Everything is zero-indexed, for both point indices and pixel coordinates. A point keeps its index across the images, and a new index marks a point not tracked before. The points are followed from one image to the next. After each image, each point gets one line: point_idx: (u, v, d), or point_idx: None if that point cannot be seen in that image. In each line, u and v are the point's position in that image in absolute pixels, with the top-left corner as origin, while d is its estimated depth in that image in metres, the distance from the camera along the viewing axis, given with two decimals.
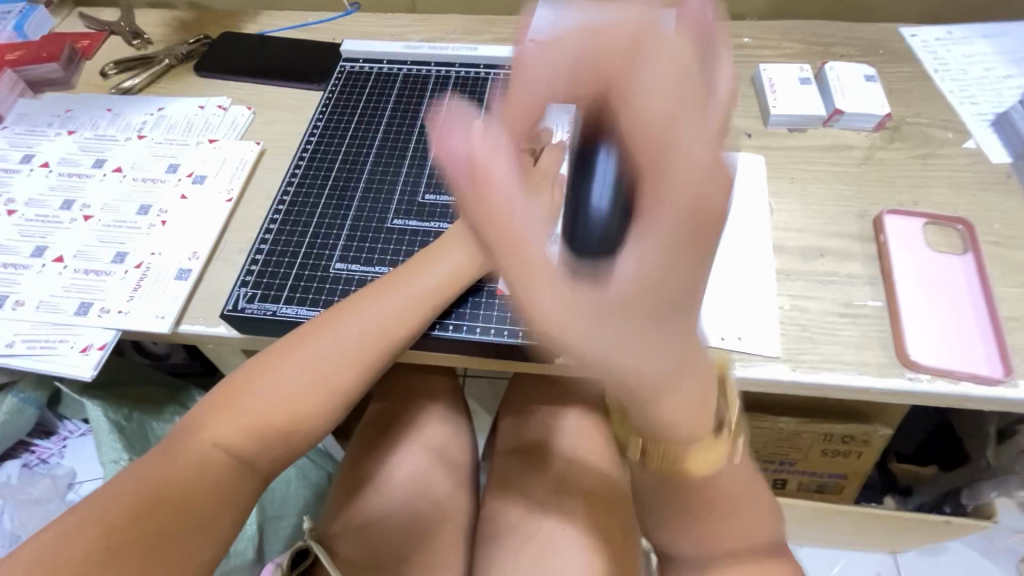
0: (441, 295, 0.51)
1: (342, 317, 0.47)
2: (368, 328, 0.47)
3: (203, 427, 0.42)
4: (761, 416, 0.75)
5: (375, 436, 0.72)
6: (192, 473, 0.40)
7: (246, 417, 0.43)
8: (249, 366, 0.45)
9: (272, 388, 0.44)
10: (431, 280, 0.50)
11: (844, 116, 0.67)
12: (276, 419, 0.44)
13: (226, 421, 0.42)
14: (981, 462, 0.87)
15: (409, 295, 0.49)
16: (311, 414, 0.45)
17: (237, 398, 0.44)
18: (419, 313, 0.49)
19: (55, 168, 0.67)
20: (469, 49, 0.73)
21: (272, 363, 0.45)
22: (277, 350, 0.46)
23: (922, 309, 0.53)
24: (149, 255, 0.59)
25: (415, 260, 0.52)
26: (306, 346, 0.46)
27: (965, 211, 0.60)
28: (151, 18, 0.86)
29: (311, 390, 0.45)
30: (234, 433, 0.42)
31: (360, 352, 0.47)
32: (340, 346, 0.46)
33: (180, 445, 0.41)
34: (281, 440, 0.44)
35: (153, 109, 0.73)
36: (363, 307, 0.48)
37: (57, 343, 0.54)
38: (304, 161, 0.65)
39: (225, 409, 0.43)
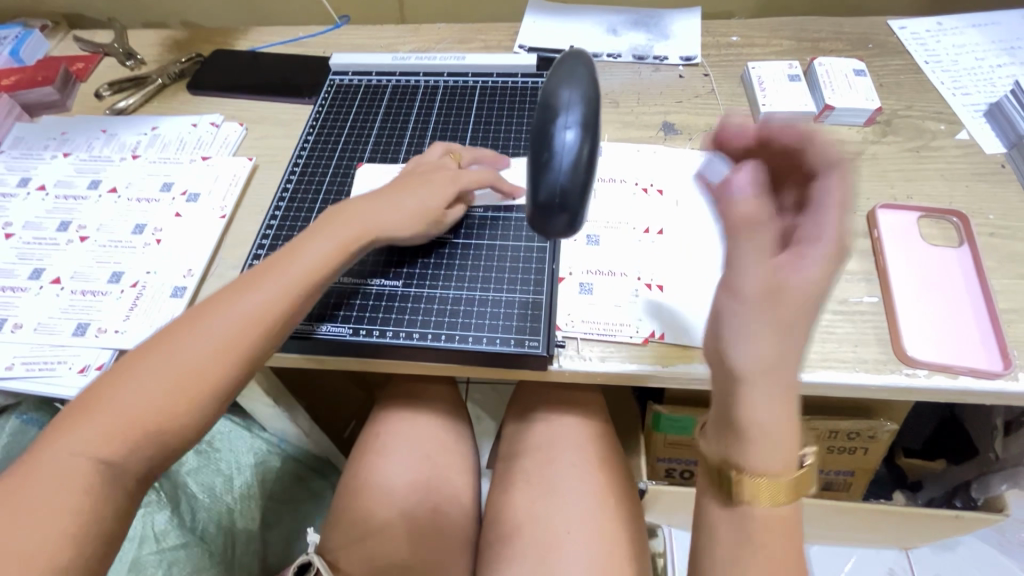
0: (318, 277, 0.49)
1: (212, 306, 0.45)
2: (240, 313, 0.45)
3: (59, 439, 0.38)
4: None
5: (374, 445, 0.71)
6: (58, 484, 0.37)
7: (109, 420, 0.39)
8: (109, 373, 0.41)
9: (135, 384, 0.40)
10: (304, 267, 0.48)
11: (835, 112, 0.66)
12: (141, 417, 0.39)
13: (88, 428, 0.38)
14: (990, 455, 0.84)
15: (281, 277, 0.47)
16: (181, 405, 0.41)
17: (95, 401, 0.39)
18: (292, 294, 0.47)
19: (52, 191, 0.67)
20: (457, 58, 0.73)
21: (132, 367, 0.41)
22: (135, 354, 0.42)
23: (918, 304, 0.53)
24: (145, 273, 0.60)
25: (290, 246, 0.50)
26: (170, 339, 0.43)
27: (959, 202, 0.60)
28: (145, 38, 0.87)
29: (176, 380, 0.41)
30: (101, 438, 0.38)
31: (231, 335, 0.44)
32: (210, 332, 0.43)
33: (35, 459, 0.37)
34: (153, 440, 0.40)
35: (147, 129, 0.74)
36: (233, 293, 0.46)
37: (56, 364, 0.54)
38: (295, 176, 0.65)
39: (84, 417, 0.39)
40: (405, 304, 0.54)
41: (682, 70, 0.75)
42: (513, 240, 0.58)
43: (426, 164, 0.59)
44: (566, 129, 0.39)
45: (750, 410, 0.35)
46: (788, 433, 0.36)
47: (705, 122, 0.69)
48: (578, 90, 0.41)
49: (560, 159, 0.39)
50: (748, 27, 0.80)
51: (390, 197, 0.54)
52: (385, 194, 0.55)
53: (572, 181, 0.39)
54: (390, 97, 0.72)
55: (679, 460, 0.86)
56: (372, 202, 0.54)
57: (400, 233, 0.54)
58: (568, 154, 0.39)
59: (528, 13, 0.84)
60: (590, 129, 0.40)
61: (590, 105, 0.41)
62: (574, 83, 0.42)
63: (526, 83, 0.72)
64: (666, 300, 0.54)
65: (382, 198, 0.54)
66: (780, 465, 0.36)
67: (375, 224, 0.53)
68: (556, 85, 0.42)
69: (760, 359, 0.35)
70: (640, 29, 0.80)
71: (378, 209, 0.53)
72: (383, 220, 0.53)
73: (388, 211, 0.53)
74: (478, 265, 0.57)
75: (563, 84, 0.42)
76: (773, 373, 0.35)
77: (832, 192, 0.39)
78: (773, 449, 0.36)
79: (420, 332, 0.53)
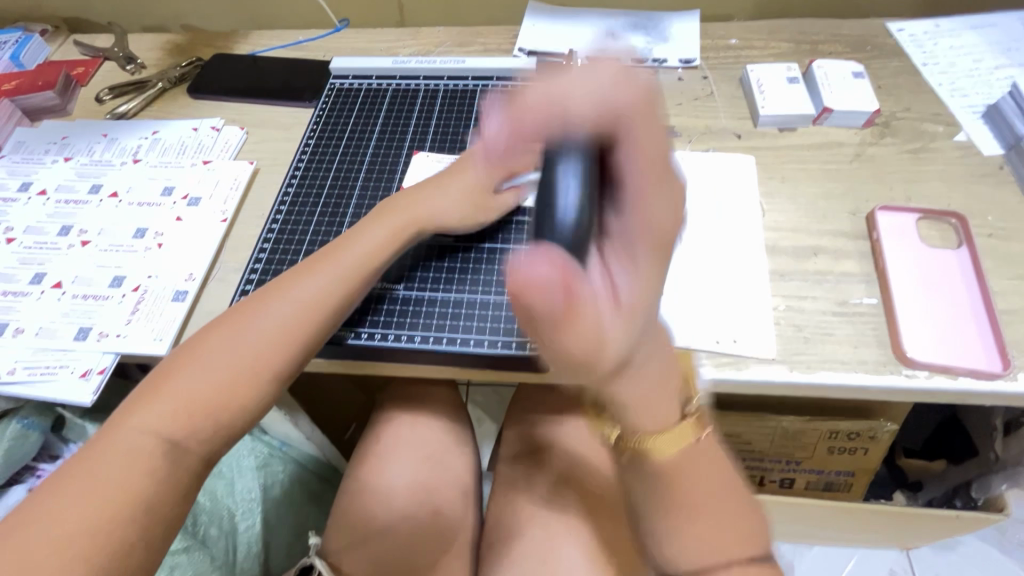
0: (368, 266, 0.52)
1: (274, 292, 0.48)
2: (300, 301, 0.48)
3: (128, 417, 0.41)
4: (763, 415, 0.75)
5: (376, 448, 0.71)
6: (126, 458, 0.39)
7: (175, 400, 0.42)
8: (175, 356, 0.44)
9: (202, 364, 0.44)
10: (359, 255, 0.51)
11: (833, 114, 0.67)
12: (205, 395, 0.43)
13: (156, 407, 0.41)
14: (989, 456, 0.85)
15: (334, 266, 0.50)
16: (241, 385, 0.44)
17: (164, 380, 0.43)
18: (344, 283, 0.50)
19: (53, 196, 0.67)
20: (457, 62, 0.73)
21: (198, 350, 0.44)
22: (202, 337, 0.46)
23: (917, 305, 0.53)
24: (146, 277, 0.60)
25: (343, 237, 0.53)
26: (231, 324, 0.46)
27: (958, 204, 0.60)
28: (145, 42, 0.88)
29: (239, 361, 0.44)
30: (168, 416, 0.41)
31: (289, 321, 0.47)
32: (272, 319, 0.46)
33: (107, 434, 0.40)
34: (213, 419, 0.43)
35: (147, 133, 0.74)
36: (290, 281, 0.49)
37: (58, 368, 0.54)
38: (296, 180, 0.65)
39: (153, 396, 0.42)
40: (405, 307, 0.55)
41: (681, 72, 0.75)
42: (515, 243, 0.58)
43: (472, 148, 0.61)
44: (574, 163, 0.32)
45: (622, 384, 0.35)
46: (661, 389, 0.37)
47: (704, 124, 0.69)
48: (587, 97, 0.31)
49: (563, 219, 0.32)
50: (746, 29, 0.80)
51: (446, 184, 0.57)
52: (436, 183, 0.57)
53: (575, 243, 0.31)
54: (391, 101, 0.72)
55: None
56: (423, 191, 0.56)
57: (449, 219, 0.56)
58: (571, 214, 0.32)
59: (527, 17, 0.84)
60: (598, 179, 0.33)
61: (604, 149, 0.32)
62: (576, 90, 0.31)
63: (525, 86, 0.72)
64: (667, 301, 0.55)
65: (433, 186, 0.57)
66: (662, 419, 0.39)
67: (430, 211, 0.55)
68: (542, 97, 0.32)
69: (631, 369, 0.33)
70: (639, 32, 0.81)
71: (429, 197, 0.56)
72: (432, 208, 0.55)
73: (443, 200, 0.56)
74: (478, 268, 0.57)
75: (559, 93, 0.32)
76: (636, 373, 0.34)
77: (648, 135, 0.32)
78: (640, 412, 0.37)
79: (421, 335, 0.53)
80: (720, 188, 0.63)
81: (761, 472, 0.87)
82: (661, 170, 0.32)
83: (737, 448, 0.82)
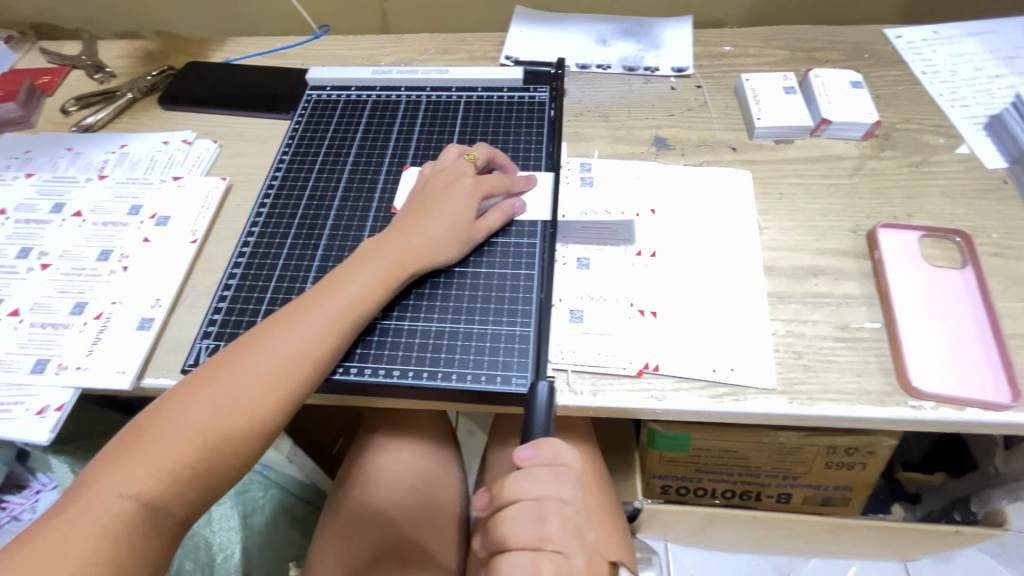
0: (360, 313, 0.48)
1: (258, 345, 0.44)
2: (288, 357, 0.44)
3: (108, 476, 0.38)
4: (758, 431, 0.67)
5: (357, 476, 0.67)
6: (101, 527, 0.36)
7: (158, 459, 0.39)
8: (157, 407, 0.41)
9: (182, 424, 0.40)
10: (343, 302, 0.47)
11: (832, 126, 0.64)
12: (191, 458, 0.40)
13: (135, 467, 0.38)
14: (990, 470, 0.79)
15: (326, 317, 0.46)
16: (227, 446, 0.41)
17: (144, 441, 0.40)
18: (337, 335, 0.46)
19: (13, 215, 0.64)
20: (439, 72, 0.70)
21: (179, 404, 0.41)
22: (182, 390, 0.42)
23: (921, 331, 0.50)
24: (109, 304, 0.56)
25: (328, 281, 0.49)
26: (217, 379, 0.42)
27: (962, 221, 0.57)
28: (115, 49, 0.84)
29: (226, 424, 0.41)
30: (147, 479, 0.38)
31: (284, 382, 0.43)
32: (258, 376, 0.43)
33: (81, 499, 0.37)
34: (198, 481, 0.40)
35: (115, 147, 0.70)
36: (277, 333, 0.45)
37: (12, 405, 0.51)
38: (270, 199, 0.62)
39: (133, 454, 0.39)
40: (384, 338, 0.51)
41: (673, 81, 0.73)
42: (500, 268, 0.55)
43: (447, 171, 0.57)
44: None
45: None
46: None
47: (699, 136, 0.66)
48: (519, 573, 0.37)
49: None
50: (740, 36, 0.77)
51: (424, 225, 0.52)
52: (412, 222, 0.53)
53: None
54: (371, 113, 0.69)
55: (675, 477, 0.81)
56: (404, 232, 0.52)
57: (433, 255, 0.52)
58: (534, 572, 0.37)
59: (513, 23, 0.81)
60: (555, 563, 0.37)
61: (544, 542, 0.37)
62: None
63: (512, 97, 0.69)
64: (659, 328, 0.52)
65: (411, 225, 0.52)
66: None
67: (414, 254, 0.51)
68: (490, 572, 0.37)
69: None
70: (629, 39, 0.78)
71: (408, 238, 0.52)
72: (416, 249, 0.51)
73: (425, 242, 0.52)
74: (461, 297, 0.53)
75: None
76: None
77: None
78: None
79: (400, 369, 0.50)
80: (715, 205, 0.60)
81: (758, 488, 0.80)
82: None
83: (732, 464, 0.75)
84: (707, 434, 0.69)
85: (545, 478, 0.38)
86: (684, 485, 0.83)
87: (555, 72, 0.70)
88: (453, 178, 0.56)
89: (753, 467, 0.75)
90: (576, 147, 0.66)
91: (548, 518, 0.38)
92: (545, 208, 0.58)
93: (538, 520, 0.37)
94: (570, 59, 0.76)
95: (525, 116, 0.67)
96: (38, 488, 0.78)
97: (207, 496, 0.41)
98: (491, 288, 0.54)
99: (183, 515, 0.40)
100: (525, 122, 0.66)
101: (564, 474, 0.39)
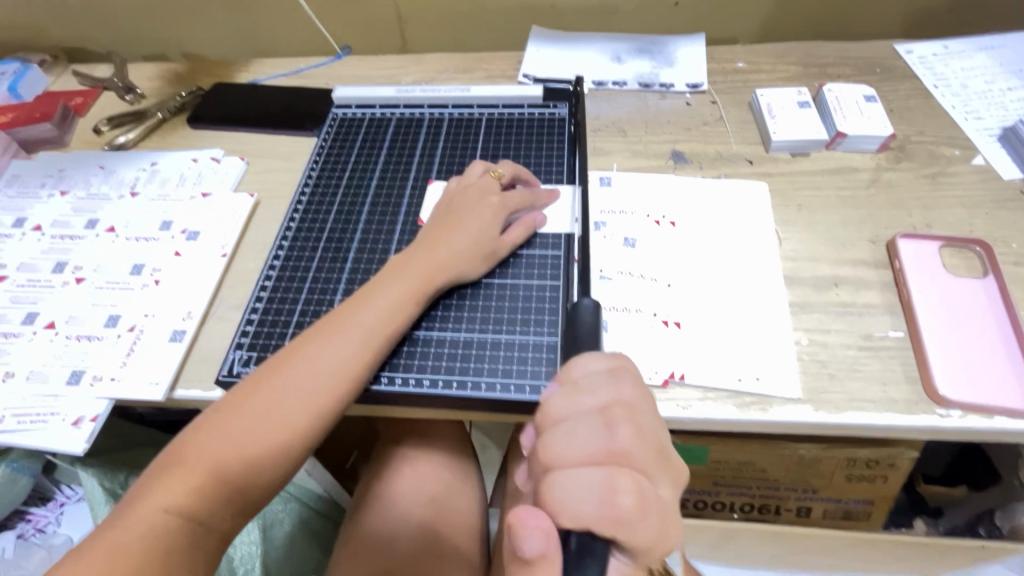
0: (391, 327, 0.49)
1: (294, 360, 0.45)
2: (323, 370, 0.45)
3: (153, 491, 0.39)
4: (780, 444, 0.67)
5: (380, 488, 0.67)
6: (146, 543, 0.37)
7: (200, 473, 0.40)
8: (198, 422, 0.42)
9: (223, 439, 0.41)
10: (375, 316, 0.48)
11: (847, 138, 0.65)
12: (232, 472, 0.41)
13: (180, 482, 0.39)
14: (1014, 483, 0.78)
15: (358, 332, 0.47)
16: (264, 460, 0.42)
17: (187, 456, 0.41)
18: (370, 347, 0.47)
19: (48, 231, 0.66)
20: (461, 90, 0.72)
21: (220, 418, 0.42)
22: (222, 406, 0.43)
23: (945, 339, 0.51)
24: (141, 316, 0.58)
25: (359, 296, 0.50)
26: (256, 395, 0.43)
27: (980, 231, 0.58)
28: (146, 71, 0.87)
29: (266, 438, 0.42)
30: (190, 493, 0.39)
31: (319, 396, 0.44)
32: (294, 391, 0.44)
33: (127, 514, 0.38)
34: (238, 495, 0.41)
35: (146, 164, 0.72)
36: (312, 349, 0.46)
37: (48, 416, 0.52)
38: (298, 214, 0.64)
39: (176, 470, 0.40)
40: (414, 350, 0.52)
41: (689, 97, 0.74)
42: (526, 280, 0.56)
43: (472, 188, 0.58)
44: (602, 544, 0.30)
45: None
46: None
47: (715, 150, 0.68)
48: (595, 523, 0.29)
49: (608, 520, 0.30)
50: (753, 52, 0.79)
51: (451, 239, 0.53)
52: (440, 237, 0.54)
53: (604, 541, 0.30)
54: (394, 130, 0.71)
55: (693, 490, 0.81)
56: (432, 246, 0.53)
57: (460, 267, 0.53)
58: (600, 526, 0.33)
59: (530, 42, 0.84)
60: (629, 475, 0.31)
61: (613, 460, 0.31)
62: (576, 502, 0.30)
63: (532, 114, 0.71)
64: (684, 338, 0.53)
65: (438, 240, 0.54)
66: None
67: (442, 268, 0.52)
68: (550, 489, 0.31)
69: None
70: (644, 57, 0.80)
71: (436, 252, 0.53)
72: (444, 263, 0.52)
73: (453, 256, 0.53)
74: (488, 308, 0.54)
75: (559, 500, 0.30)
76: None
77: (647, 524, 0.30)
78: None
79: (430, 380, 0.50)
80: (734, 217, 0.61)
81: (777, 501, 0.80)
82: (659, 531, 0.31)
83: (752, 477, 0.74)
84: (728, 446, 0.69)
85: (598, 382, 0.35)
86: (703, 499, 0.82)
87: (574, 89, 0.72)
88: (479, 194, 0.57)
89: (773, 480, 0.74)
90: (595, 161, 0.67)
91: (613, 434, 0.32)
92: (567, 220, 0.60)
93: (606, 432, 0.32)
94: (586, 77, 0.78)
95: (545, 132, 0.69)
96: (63, 499, 0.79)
97: (244, 507, 0.42)
98: (518, 300, 0.54)
99: (222, 525, 0.41)
100: (546, 137, 0.68)
101: (622, 379, 0.35)
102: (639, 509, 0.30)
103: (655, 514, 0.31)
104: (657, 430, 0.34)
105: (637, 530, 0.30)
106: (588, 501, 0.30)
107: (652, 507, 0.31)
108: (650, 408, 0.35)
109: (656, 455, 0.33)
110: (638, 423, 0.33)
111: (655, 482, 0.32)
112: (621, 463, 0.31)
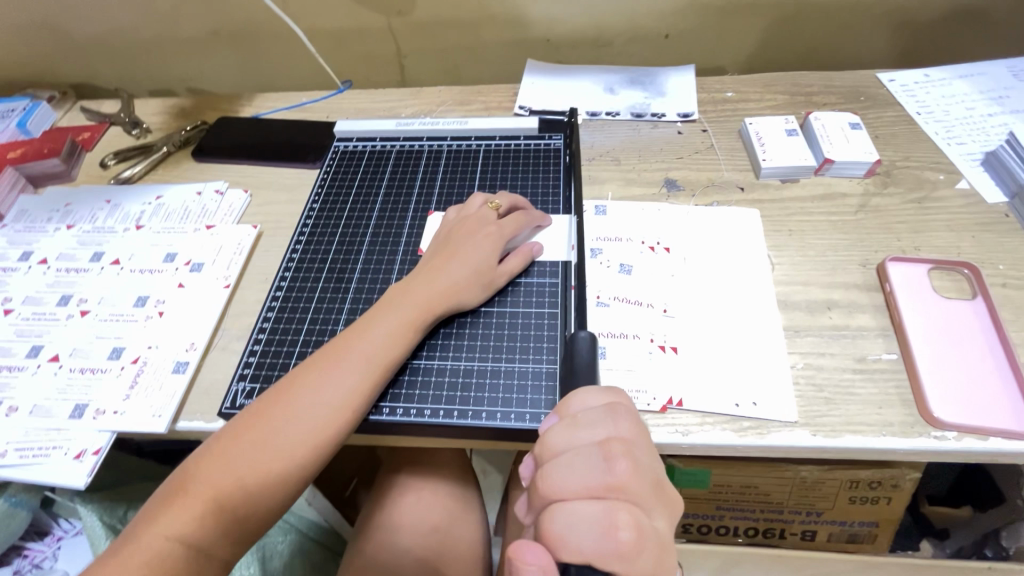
0: (390, 356, 0.49)
1: (294, 390, 0.46)
2: (324, 400, 0.45)
3: (156, 522, 0.40)
4: (782, 466, 0.68)
5: (381, 517, 0.67)
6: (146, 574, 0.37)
7: (202, 504, 0.40)
8: (200, 452, 0.43)
9: (224, 470, 0.41)
10: (375, 345, 0.49)
11: (835, 165, 0.67)
12: (232, 503, 0.41)
13: (182, 512, 0.40)
14: (1017, 503, 0.77)
15: (358, 361, 0.48)
16: (265, 490, 0.42)
17: (189, 486, 0.41)
18: (370, 376, 0.48)
19: (54, 264, 0.67)
20: (459, 123, 0.75)
21: (221, 448, 0.43)
22: (223, 436, 0.44)
23: (937, 362, 0.51)
24: (145, 348, 0.58)
25: (359, 325, 0.51)
26: (256, 425, 0.44)
27: (967, 253, 0.59)
28: (152, 106, 0.89)
29: (266, 468, 0.42)
30: (192, 523, 0.40)
31: (320, 426, 0.45)
32: (294, 421, 0.44)
33: (131, 544, 0.39)
34: (238, 526, 0.41)
35: (151, 198, 0.74)
36: (313, 379, 0.46)
37: (50, 450, 0.52)
38: (300, 245, 0.65)
39: (179, 501, 0.40)
40: (414, 378, 0.53)
41: (680, 126, 0.77)
42: (524, 308, 0.57)
43: (471, 219, 0.59)
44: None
45: None
46: None
47: (707, 177, 0.70)
48: (596, 557, 0.30)
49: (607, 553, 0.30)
50: (741, 82, 0.82)
51: (450, 268, 0.55)
52: (438, 266, 0.55)
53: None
54: (395, 162, 0.73)
55: (696, 515, 0.81)
56: (430, 275, 0.54)
57: (459, 296, 0.54)
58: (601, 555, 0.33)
59: (525, 75, 0.86)
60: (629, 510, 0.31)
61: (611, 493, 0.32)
62: (576, 537, 0.30)
63: (529, 145, 0.73)
64: (681, 363, 0.53)
65: (437, 270, 0.55)
66: None
67: (441, 297, 0.53)
68: (550, 523, 0.31)
69: None
70: (636, 87, 0.83)
71: (435, 281, 0.54)
72: (442, 292, 0.53)
73: (451, 284, 0.54)
74: (488, 336, 0.55)
75: (561, 534, 0.31)
76: None
77: (646, 559, 0.31)
78: None
79: (430, 409, 0.51)
80: (727, 243, 0.62)
81: (782, 525, 0.79)
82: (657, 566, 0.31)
83: (755, 501, 0.74)
84: (730, 470, 0.69)
85: (597, 417, 0.35)
86: (706, 523, 0.82)
87: (568, 120, 0.74)
88: (477, 224, 0.59)
89: (776, 503, 0.74)
90: (590, 190, 0.69)
91: (612, 468, 0.33)
92: (564, 248, 0.61)
93: (606, 465, 0.33)
94: (581, 107, 0.81)
95: (542, 162, 0.70)
96: (61, 534, 0.79)
97: (244, 539, 0.42)
98: (517, 328, 0.55)
99: (222, 557, 0.41)
100: (542, 167, 0.70)
101: (620, 415, 0.36)
102: (639, 544, 0.31)
103: (653, 548, 0.31)
104: (654, 464, 0.35)
105: (636, 565, 0.30)
106: (588, 538, 0.30)
107: (651, 542, 0.31)
108: (647, 443, 0.35)
109: (654, 489, 0.33)
110: (636, 458, 0.34)
111: (652, 515, 0.32)
112: (621, 499, 0.32)
